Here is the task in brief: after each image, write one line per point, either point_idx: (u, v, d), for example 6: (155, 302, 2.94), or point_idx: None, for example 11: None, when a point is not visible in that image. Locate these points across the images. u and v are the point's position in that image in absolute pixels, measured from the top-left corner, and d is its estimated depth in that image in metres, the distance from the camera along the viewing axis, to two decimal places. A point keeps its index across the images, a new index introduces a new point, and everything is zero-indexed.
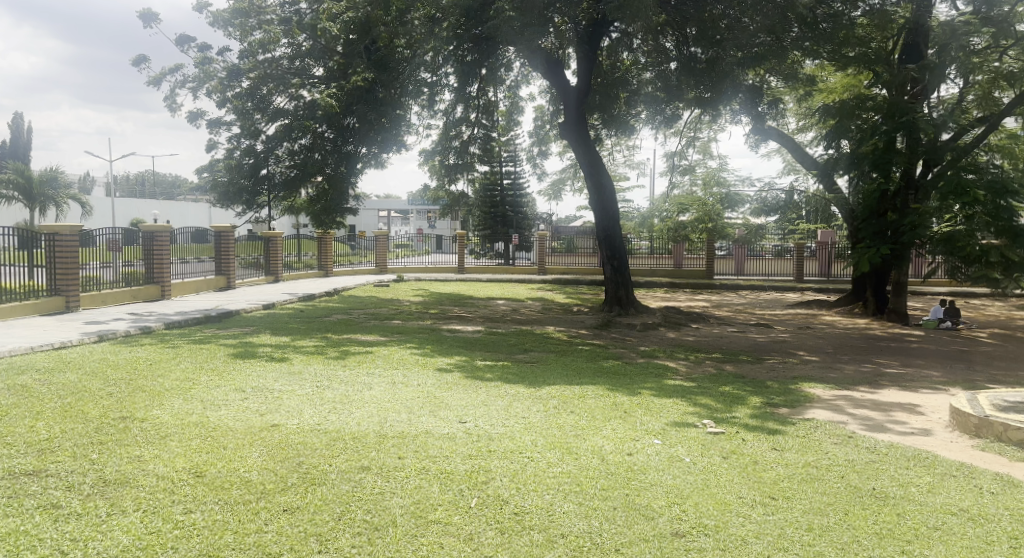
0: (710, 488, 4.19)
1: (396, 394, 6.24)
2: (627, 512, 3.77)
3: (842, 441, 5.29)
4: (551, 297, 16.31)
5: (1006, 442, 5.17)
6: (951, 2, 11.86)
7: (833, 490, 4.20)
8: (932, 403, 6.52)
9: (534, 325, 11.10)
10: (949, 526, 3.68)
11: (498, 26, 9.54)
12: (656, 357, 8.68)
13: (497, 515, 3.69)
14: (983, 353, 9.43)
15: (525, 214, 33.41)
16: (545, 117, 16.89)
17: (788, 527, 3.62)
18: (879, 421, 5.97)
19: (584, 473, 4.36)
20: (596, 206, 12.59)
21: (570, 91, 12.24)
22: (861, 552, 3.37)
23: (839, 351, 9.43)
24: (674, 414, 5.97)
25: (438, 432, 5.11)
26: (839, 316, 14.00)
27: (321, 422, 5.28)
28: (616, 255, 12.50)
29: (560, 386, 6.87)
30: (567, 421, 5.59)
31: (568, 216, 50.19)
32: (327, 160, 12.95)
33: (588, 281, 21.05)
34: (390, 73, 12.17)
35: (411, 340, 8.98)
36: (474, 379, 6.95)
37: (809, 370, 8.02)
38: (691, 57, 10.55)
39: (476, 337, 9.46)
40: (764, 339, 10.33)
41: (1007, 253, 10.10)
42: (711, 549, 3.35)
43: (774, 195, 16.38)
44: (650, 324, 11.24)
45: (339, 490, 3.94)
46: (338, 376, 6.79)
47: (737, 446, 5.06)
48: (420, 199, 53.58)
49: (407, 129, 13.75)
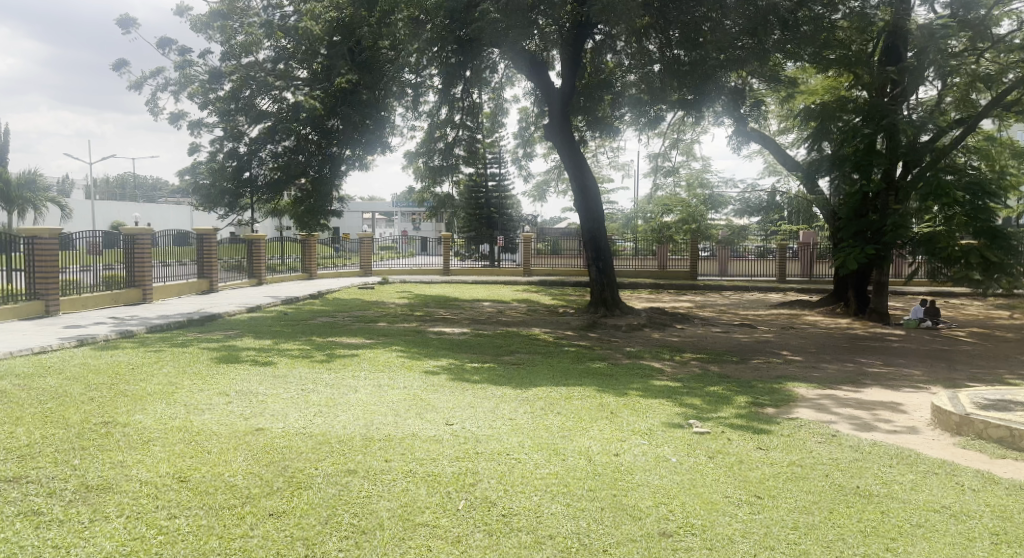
0: (696, 487, 4.21)
1: (382, 396, 6.22)
2: (615, 513, 3.78)
3: (826, 440, 5.34)
4: (537, 299, 16.33)
5: (986, 439, 5.24)
6: (929, 6, 12.01)
7: (818, 488, 4.24)
8: (915, 402, 6.58)
9: (520, 327, 11.11)
10: (933, 523, 3.72)
11: (482, 29, 9.57)
12: (642, 358, 8.71)
13: (485, 517, 3.69)
14: (962, 351, 9.55)
15: (510, 216, 33.49)
16: (529, 119, 16.89)
17: (774, 526, 3.65)
18: (863, 419, 6.02)
19: (571, 474, 4.37)
20: (581, 208, 12.59)
21: (555, 93, 12.27)
22: (846, 550, 3.39)
23: (822, 350, 9.51)
24: (660, 415, 5.99)
25: (425, 435, 5.09)
26: (821, 315, 14.12)
27: (306, 425, 5.26)
28: (602, 257, 12.53)
29: (546, 387, 6.87)
30: (554, 422, 5.60)
31: (553, 217, 50.43)
32: (311, 162, 13.00)
33: (573, 282, 21.11)
34: (374, 75, 12.12)
35: (397, 342, 8.94)
36: (460, 381, 6.93)
37: (792, 369, 8.09)
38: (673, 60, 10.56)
39: (462, 339, 9.46)
40: (749, 339, 10.40)
41: (986, 253, 10.26)
42: (698, 549, 3.37)
43: (757, 196, 16.51)
44: (636, 325, 11.29)
45: (327, 494, 3.92)
46: (323, 379, 6.76)
47: (722, 446, 5.09)
48: (403, 201, 53.55)
49: (391, 131, 13.74)
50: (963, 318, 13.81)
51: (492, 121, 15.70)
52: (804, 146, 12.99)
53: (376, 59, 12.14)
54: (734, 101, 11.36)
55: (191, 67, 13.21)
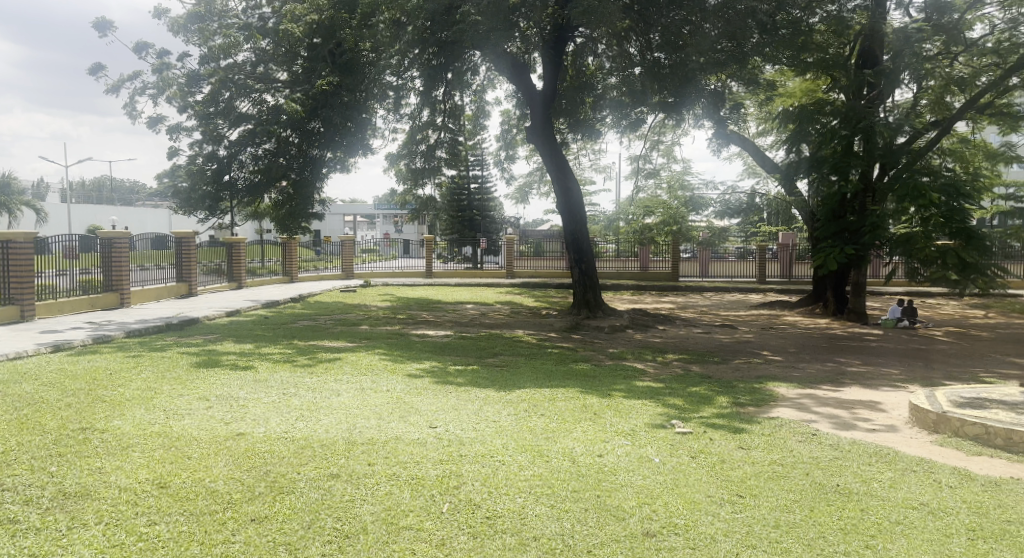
0: (679, 487, 4.24)
1: (365, 400, 6.19)
2: (598, 514, 3.79)
3: (807, 439, 5.39)
4: (520, 301, 16.34)
5: (962, 437, 5.32)
6: (903, 10, 12.19)
7: (799, 487, 4.28)
8: (893, 401, 6.68)
9: (503, 329, 11.12)
10: (911, 520, 3.77)
11: (463, 31, 9.60)
12: (626, 359, 8.76)
13: (469, 520, 3.68)
14: (939, 350, 9.68)
15: (492, 218, 33.54)
16: (512, 121, 16.92)
17: (756, 525, 3.68)
18: (845, 418, 6.09)
19: (554, 475, 4.37)
20: (563, 209, 12.62)
21: (536, 95, 12.28)
22: (827, 547, 3.42)
23: (803, 350, 9.61)
24: (644, 416, 6.02)
25: (408, 438, 5.08)
26: (800, 316, 14.28)
27: (288, 429, 5.22)
28: (584, 258, 12.56)
29: (530, 389, 6.88)
30: (538, 424, 5.60)
31: (534, 220, 50.62)
32: (292, 165, 12.86)
33: (556, 285, 21.17)
34: (355, 76, 12.17)
35: (380, 345, 8.91)
36: (445, 384, 6.93)
37: (773, 369, 8.18)
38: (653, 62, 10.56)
39: (445, 342, 9.45)
40: (730, 340, 10.49)
41: (962, 253, 10.46)
42: (681, 548, 3.38)
43: (737, 198, 16.73)
44: (619, 327, 11.33)
45: (309, 499, 3.89)
46: (305, 383, 6.72)
47: (704, 445, 5.13)
48: (385, 203, 53.41)
49: (372, 133, 13.69)
50: (940, 317, 14.02)
51: (474, 124, 15.69)
52: (783, 149, 13.11)
53: (357, 60, 12.15)
54: (714, 104, 11.36)
55: (169, 70, 13.04)
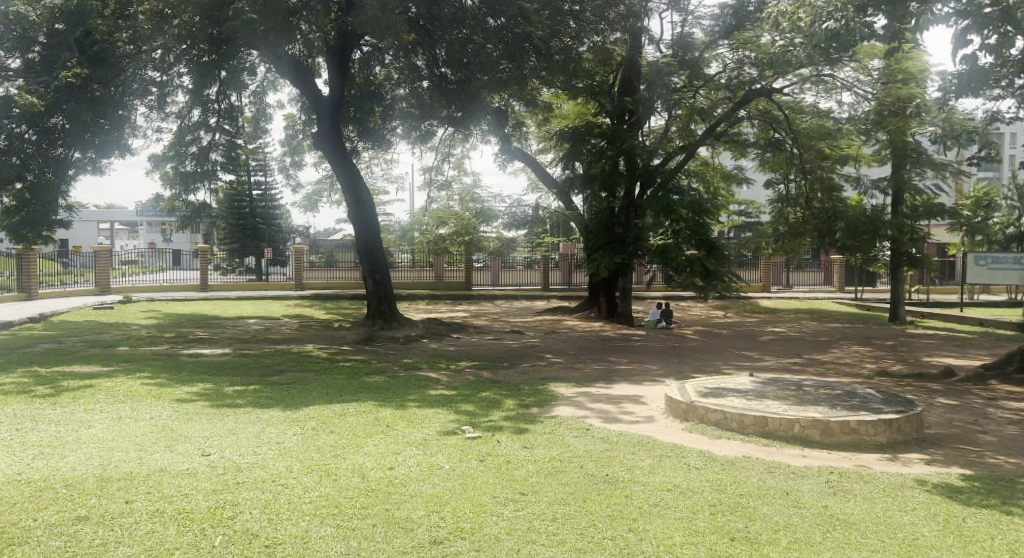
0: (467, 491, 4.34)
1: (125, 430, 5.46)
2: (386, 528, 3.73)
3: (581, 433, 5.85)
4: (309, 314, 15.65)
5: (706, 421, 6.15)
6: (656, 48, 13.85)
7: (575, 480, 4.63)
8: (654, 394, 7.53)
9: (290, 344, 10.54)
10: (664, 501, 4.26)
11: (235, 28, 8.96)
12: (418, 368, 8.79)
13: (246, 549, 3.41)
14: (690, 347, 11.16)
15: (278, 227, 31.71)
16: (297, 126, 16.24)
17: (535, 520, 3.89)
18: (614, 412, 6.71)
19: (341, 494, 4.23)
20: (355, 222, 12.33)
21: (321, 100, 11.91)
22: (597, 534, 3.73)
23: (582, 352, 10.44)
24: (435, 424, 6.07)
25: (175, 469, 4.57)
26: (579, 320, 15.54)
27: (22, 470, 4.42)
28: (378, 271, 12.36)
29: (318, 406, 6.58)
30: (325, 442, 5.38)
31: (327, 228, 49.02)
32: (28, 166, 11.03)
33: (347, 296, 20.63)
34: (109, 71, 10.77)
35: (141, 369, 7.91)
36: (221, 407, 6.35)
37: (555, 371, 8.77)
38: (431, 71, 11.08)
39: (223, 361, 8.70)
40: (518, 345, 11.05)
41: (706, 263, 12.12)
42: (467, 551, 3.46)
43: (522, 211, 17.80)
44: (412, 336, 11.35)
45: (48, 547, 3.32)
46: (47, 415, 5.74)
47: (494, 449, 5.35)
48: (150, 208, 47.89)
49: (132, 132, 12.25)
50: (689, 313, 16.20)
51: (254, 127, 14.67)
52: (560, 165, 14.10)
53: (112, 52, 10.73)
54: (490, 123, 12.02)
55: None
